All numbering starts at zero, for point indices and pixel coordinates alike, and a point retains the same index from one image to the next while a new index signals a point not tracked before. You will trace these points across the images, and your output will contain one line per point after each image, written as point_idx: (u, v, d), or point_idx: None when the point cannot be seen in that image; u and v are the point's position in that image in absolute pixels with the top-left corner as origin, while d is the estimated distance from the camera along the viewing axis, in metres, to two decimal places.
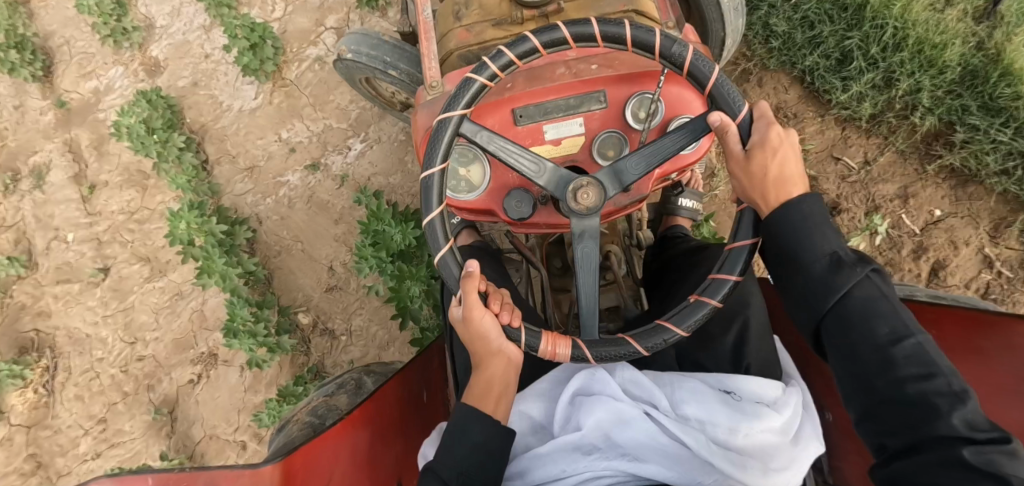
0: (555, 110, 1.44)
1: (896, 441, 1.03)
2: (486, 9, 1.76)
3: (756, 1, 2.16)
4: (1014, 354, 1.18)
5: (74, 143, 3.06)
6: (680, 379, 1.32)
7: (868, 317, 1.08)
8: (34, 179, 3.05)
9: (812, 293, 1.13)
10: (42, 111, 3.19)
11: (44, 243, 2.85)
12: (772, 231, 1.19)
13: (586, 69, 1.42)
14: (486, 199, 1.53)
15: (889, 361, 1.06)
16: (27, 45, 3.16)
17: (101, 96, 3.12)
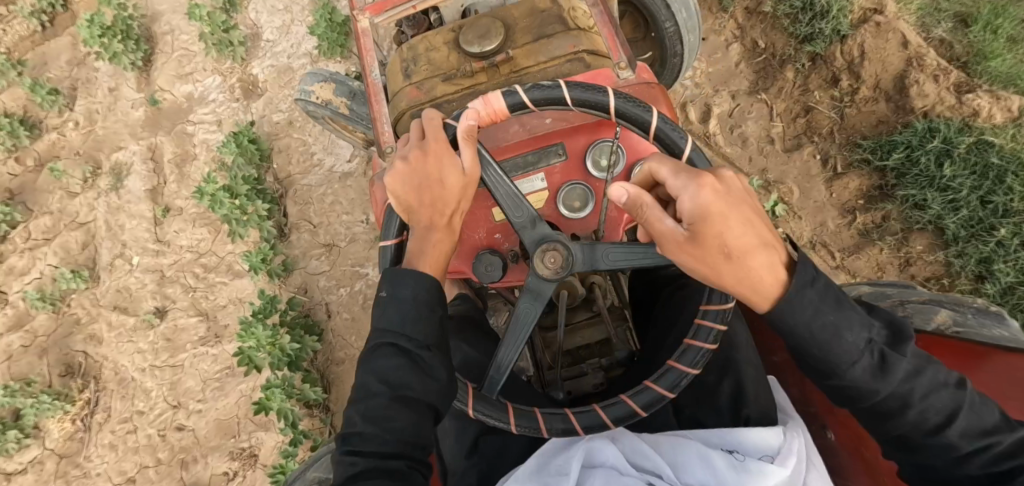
0: (514, 169, 1.44)
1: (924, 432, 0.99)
2: (432, 62, 1.80)
3: (984, 231, 1.86)
4: (1013, 373, 1.24)
5: (157, 150, 2.91)
6: (679, 443, 1.08)
7: (819, 343, 0.97)
8: (113, 179, 2.94)
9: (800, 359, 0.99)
10: (135, 104, 3.10)
11: (109, 257, 2.72)
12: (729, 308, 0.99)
13: (540, 124, 1.43)
14: (457, 263, 1.49)
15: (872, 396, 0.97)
16: (132, 33, 3.14)
17: (193, 104, 2.99)
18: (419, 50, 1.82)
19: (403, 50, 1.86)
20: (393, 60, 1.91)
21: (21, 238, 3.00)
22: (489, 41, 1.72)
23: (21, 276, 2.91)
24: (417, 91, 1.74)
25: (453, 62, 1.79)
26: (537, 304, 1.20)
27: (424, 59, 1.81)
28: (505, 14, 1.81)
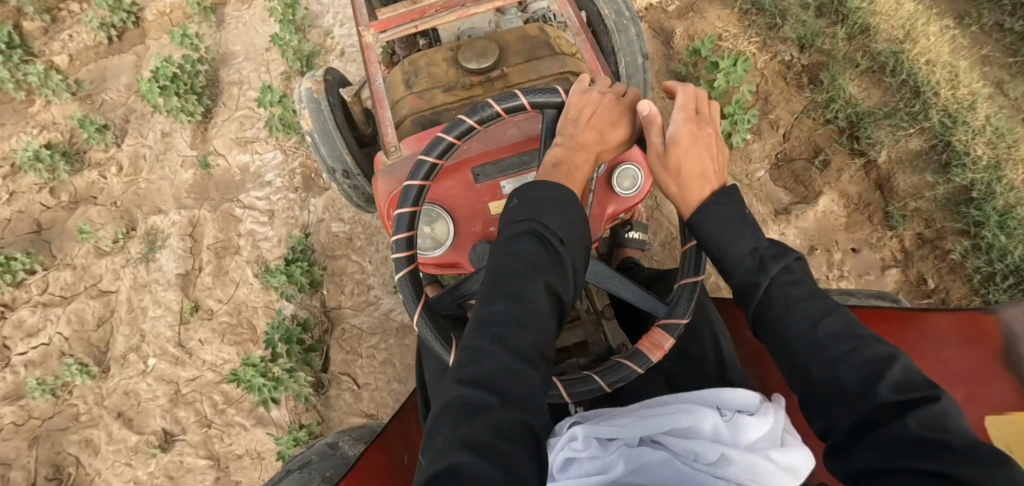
0: (508, 169, 1.61)
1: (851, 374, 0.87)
2: (434, 75, 2.09)
3: None
4: (935, 341, 1.32)
5: (198, 229, 2.58)
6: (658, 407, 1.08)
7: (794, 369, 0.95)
8: (145, 247, 2.63)
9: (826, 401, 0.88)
10: (185, 164, 2.77)
11: (123, 348, 2.40)
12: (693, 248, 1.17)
13: (530, 129, 1.63)
14: (453, 253, 1.62)
15: (871, 382, 0.84)
16: (196, 86, 2.88)
17: (247, 177, 2.66)
18: (420, 63, 2.13)
19: (405, 64, 2.15)
20: (394, 74, 2.20)
21: (37, 288, 2.71)
22: (485, 60, 2.04)
23: (28, 336, 2.60)
24: (418, 100, 2.02)
25: (451, 76, 2.08)
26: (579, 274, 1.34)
27: (426, 71, 2.10)
28: (500, 39, 2.15)
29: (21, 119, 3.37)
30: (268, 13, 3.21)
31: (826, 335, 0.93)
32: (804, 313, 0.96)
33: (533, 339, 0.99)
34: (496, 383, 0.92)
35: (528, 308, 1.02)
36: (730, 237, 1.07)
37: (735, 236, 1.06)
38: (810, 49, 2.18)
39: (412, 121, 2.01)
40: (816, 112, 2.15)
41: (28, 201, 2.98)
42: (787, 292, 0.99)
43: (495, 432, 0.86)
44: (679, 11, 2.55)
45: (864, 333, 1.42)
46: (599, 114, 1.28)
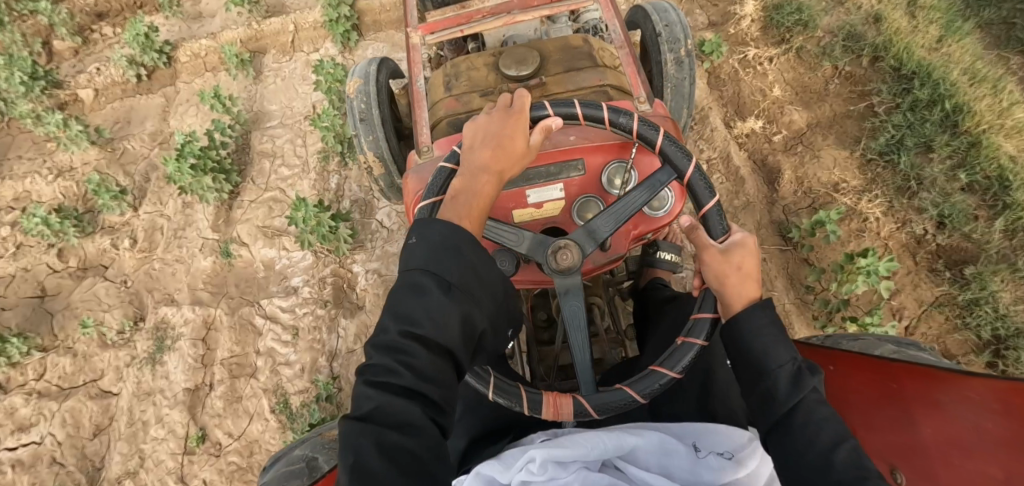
0: (535, 177, 1.49)
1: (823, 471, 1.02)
2: (474, 81, 2.10)
3: None
4: (968, 405, 1.20)
5: (212, 335, 2.30)
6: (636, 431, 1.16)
7: (799, 448, 1.05)
8: (152, 344, 2.35)
9: (796, 455, 1.05)
10: (203, 249, 2.48)
11: (118, 470, 2.16)
12: (734, 329, 1.18)
13: (564, 140, 1.50)
14: None
15: (828, 465, 1.01)
16: (224, 164, 2.57)
17: (270, 276, 2.36)
18: (463, 67, 2.14)
19: (447, 67, 2.18)
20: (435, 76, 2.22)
21: (33, 372, 2.44)
22: (525, 68, 2.03)
23: (17, 430, 2.35)
24: (456, 104, 2.03)
25: (491, 82, 2.09)
26: (576, 301, 1.32)
27: (466, 76, 2.12)
28: (541, 46, 2.13)
29: (39, 154, 3.12)
30: (311, 73, 2.94)
31: (790, 374, 1.10)
32: (815, 410, 1.07)
33: (435, 370, 1.04)
34: (392, 416, 0.98)
35: (416, 334, 1.04)
36: (770, 347, 1.13)
37: (778, 346, 1.13)
38: (952, 231, 1.86)
39: (447, 122, 2.04)
40: (951, 309, 1.82)
41: (33, 259, 2.70)
42: (794, 388, 1.09)
43: (386, 455, 0.94)
44: (784, 141, 2.19)
45: (896, 390, 1.31)
46: (499, 138, 1.31)
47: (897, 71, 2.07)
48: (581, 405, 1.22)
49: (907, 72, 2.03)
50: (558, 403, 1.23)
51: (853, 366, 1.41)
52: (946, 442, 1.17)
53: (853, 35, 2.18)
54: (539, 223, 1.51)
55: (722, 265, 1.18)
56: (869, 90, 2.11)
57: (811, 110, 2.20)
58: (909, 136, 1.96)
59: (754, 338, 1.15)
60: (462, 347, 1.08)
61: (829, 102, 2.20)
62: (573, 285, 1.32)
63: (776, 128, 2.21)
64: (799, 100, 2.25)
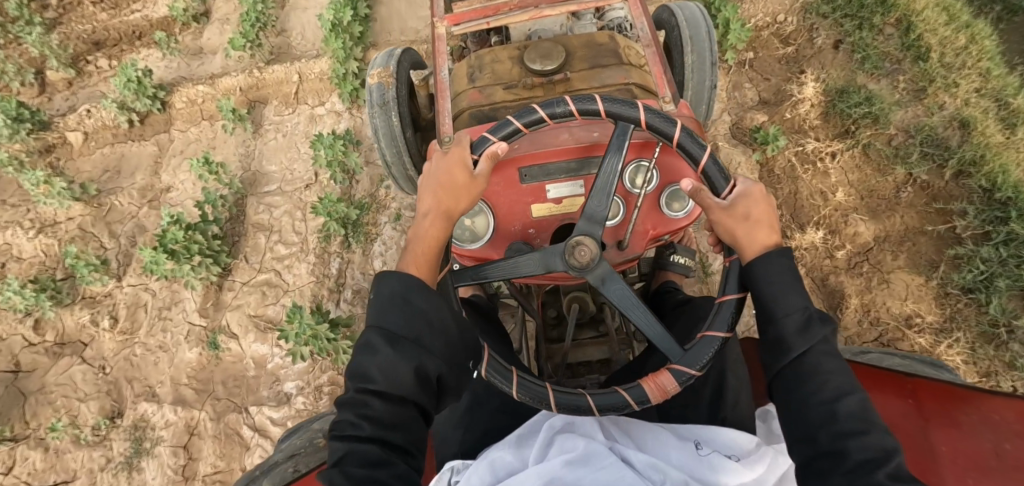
0: (555, 173, 1.61)
1: (840, 427, 1.03)
2: (499, 73, 2.13)
3: None
4: (988, 424, 1.25)
5: (195, 443, 2.10)
6: (650, 431, 1.27)
7: (816, 405, 1.06)
8: (131, 445, 2.15)
9: (809, 419, 1.06)
10: (188, 337, 2.25)
11: None
12: (754, 285, 1.16)
13: (586, 137, 1.59)
14: (492, 247, 1.63)
15: (832, 415, 1.04)
16: (213, 246, 2.30)
17: (262, 378, 2.16)
18: (487, 61, 2.17)
19: (471, 59, 2.22)
20: (458, 68, 2.27)
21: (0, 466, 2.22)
22: (549, 63, 2.07)
23: None
24: (479, 94, 2.06)
25: (515, 75, 2.12)
26: (618, 285, 1.31)
27: (490, 69, 2.16)
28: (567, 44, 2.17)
29: (21, 201, 2.87)
30: (314, 131, 2.68)
31: (804, 323, 1.12)
32: (821, 369, 1.09)
33: (392, 417, 1.10)
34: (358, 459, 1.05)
35: (368, 389, 1.10)
36: (784, 299, 1.13)
37: (791, 297, 1.14)
38: None
39: (470, 113, 2.07)
40: None
41: (8, 329, 2.46)
42: (802, 339, 1.11)
43: None
44: (847, 258, 1.96)
45: (914, 404, 1.36)
46: (437, 178, 1.31)
47: (987, 193, 1.85)
48: (622, 397, 1.19)
49: (1001, 197, 1.80)
50: (653, 377, 1.21)
51: (876, 379, 1.47)
52: (968, 459, 1.21)
53: (932, 138, 1.94)
54: (558, 217, 1.64)
55: (728, 221, 1.19)
56: (951, 208, 1.88)
57: (879, 222, 1.95)
58: (1001, 274, 1.76)
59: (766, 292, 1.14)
60: (419, 390, 1.13)
61: (901, 212, 1.95)
62: (606, 273, 1.30)
63: (838, 241, 1.97)
64: (865, 206, 1.99)
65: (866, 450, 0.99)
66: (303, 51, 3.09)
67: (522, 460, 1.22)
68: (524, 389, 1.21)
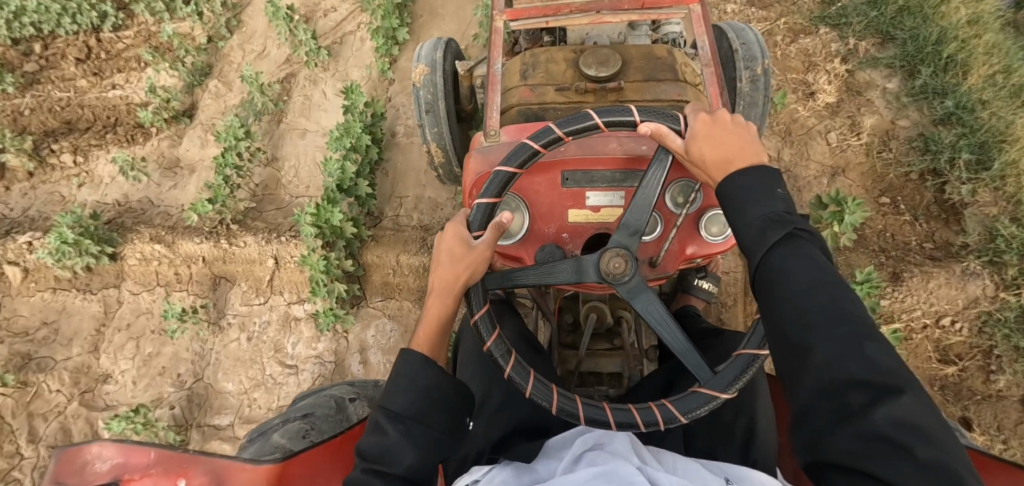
0: (599, 180, 1.40)
1: (819, 331, 0.87)
2: (551, 72, 1.88)
3: None
4: None
5: None
6: (686, 462, 1.19)
7: (795, 305, 0.91)
8: None
9: (787, 347, 0.90)
10: None
11: None
12: (763, 260, 0.98)
13: (635, 147, 1.39)
14: (520, 247, 1.43)
15: (807, 325, 0.88)
16: None
17: None
18: (541, 58, 1.90)
19: (525, 55, 1.94)
20: (509, 64, 1.99)
21: None
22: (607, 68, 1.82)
23: None
24: (531, 92, 1.84)
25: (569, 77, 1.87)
26: (647, 300, 1.26)
27: (543, 67, 1.90)
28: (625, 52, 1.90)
29: None
30: (287, 342, 2.07)
31: (781, 230, 0.98)
32: (820, 345, 0.85)
33: None
34: None
35: None
36: (780, 276, 0.94)
37: (799, 271, 0.93)
38: None
39: (516, 111, 1.84)
40: None
41: None
42: (801, 296, 0.91)
43: None
44: None
45: None
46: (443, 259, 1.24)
47: None
48: (671, 412, 1.17)
49: None
50: (728, 365, 1.19)
51: None
52: None
53: None
54: (596, 226, 1.43)
55: (714, 151, 1.16)
56: None
57: None
58: None
59: (763, 260, 0.98)
60: None
61: None
62: (639, 288, 1.26)
63: None
64: None
65: (881, 458, 0.74)
66: (292, 191, 2.43)
67: (550, 472, 1.22)
68: (539, 391, 1.21)
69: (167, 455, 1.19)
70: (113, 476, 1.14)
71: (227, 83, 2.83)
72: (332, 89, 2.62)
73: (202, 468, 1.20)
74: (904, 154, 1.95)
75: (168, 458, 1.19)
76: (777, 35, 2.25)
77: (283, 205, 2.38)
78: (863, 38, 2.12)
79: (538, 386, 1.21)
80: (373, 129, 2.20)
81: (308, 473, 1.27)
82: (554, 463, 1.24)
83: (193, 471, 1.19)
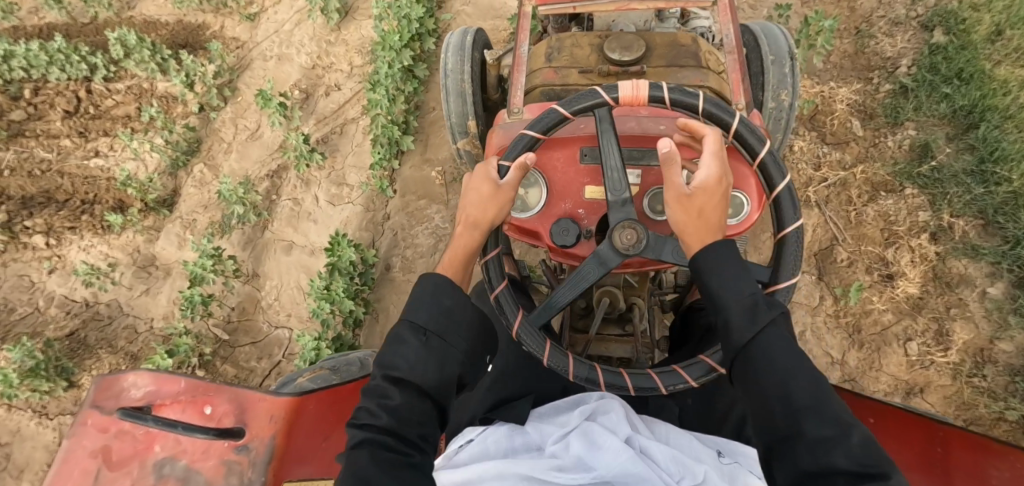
0: (617, 157, 1.20)
1: (803, 422, 0.77)
2: (575, 56, 1.64)
3: None
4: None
5: None
6: (654, 423, 1.05)
7: (782, 395, 0.80)
8: None
9: (771, 433, 0.80)
10: None
11: None
12: (747, 350, 0.84)
13: (653, 126, 1.21)
14: (536, 222, 1.24)
15: (792, 412, 0.79)
16: None
17: None
18: (566, 41, 1.67)
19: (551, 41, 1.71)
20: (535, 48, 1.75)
21: None
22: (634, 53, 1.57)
23: None
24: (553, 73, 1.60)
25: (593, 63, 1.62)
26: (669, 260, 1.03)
27: (568, 51, 1.66)
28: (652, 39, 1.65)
29: None
30: None
31: (768, 307, 0.86)
32: (811, 429, 0.76)
33: None
34: None
35: None
36: (776, 356, 0.82)
37: (783, 357, 0.83)
38: None
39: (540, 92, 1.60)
40: None
41: None
42: (783, 383, 0.81)
43: None
44: None
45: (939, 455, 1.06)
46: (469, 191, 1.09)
47: None
48: (693, 371, 0.99)
49: None
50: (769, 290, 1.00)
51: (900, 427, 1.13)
52: None
53: None
54: None
55: (706, 198, 0.95)
56: None
57: None
58: None
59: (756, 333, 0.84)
60: None
61: None
62: (655, 247, 1.03)
63: None
64: None
65: None
66: (271, 319, 2.15)
67: (543, 438, 1.02)
68: (554, 358, 1.03)
69: (197, 383, 1.16)
70: (146, 402, 1.12)
71: (213, 168, 2.53)
72: (325, 195, 2.28)
73: (225, 398, 1.16)
74: (1000, 383, 1.64)
75: (196, 387, 1.16)
76: (853, 188, 1.91)
77: (261, 337, 2.14)
78: (960, 216, 1.76)
79: (534, 340, 1.04)
80: (357, 294, 1.95)
81: (314, 422, 1.21)
82: (549, 428, 1.04)
83: (218, 399, 1.16)
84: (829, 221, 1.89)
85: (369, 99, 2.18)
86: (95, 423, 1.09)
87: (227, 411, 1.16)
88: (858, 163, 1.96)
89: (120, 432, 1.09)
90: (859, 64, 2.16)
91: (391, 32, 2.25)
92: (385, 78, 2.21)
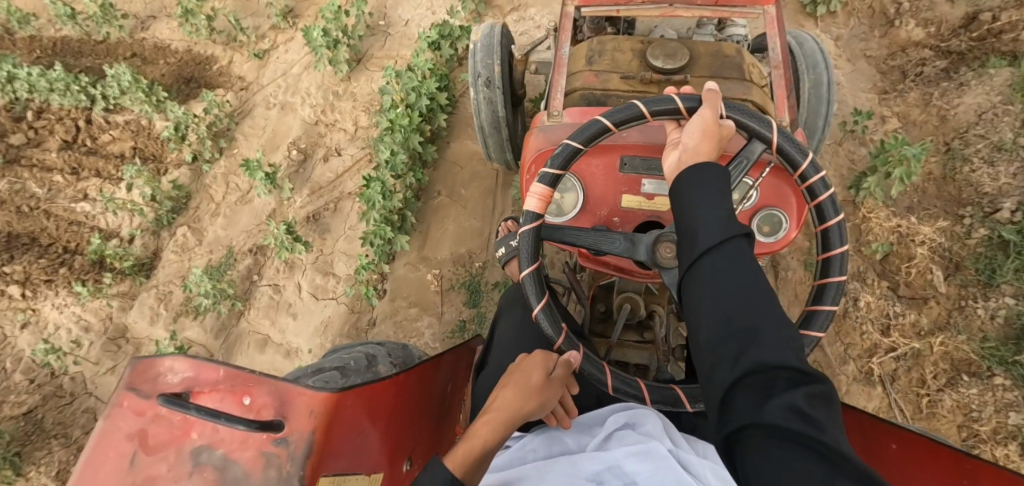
0: (657, 166, 1.12)
1: (751, 322, 0.73)
2: (618, 61, 1.34)
3: None
4: None
5: None
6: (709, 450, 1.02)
7: (740, 300, 0.75)
8: None
9: (723, 332, 0.74)
10: None
11: None
12: (716, 260, 0.78)
13: None
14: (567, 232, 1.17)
15: (748, 315, 0.74)
16: None
17: None
18: (608, 43, 1.36)
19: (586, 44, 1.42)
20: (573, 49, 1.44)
21: None
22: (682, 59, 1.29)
23: None
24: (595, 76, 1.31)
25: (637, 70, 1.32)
26: None
27: (609, 56, 1.36)
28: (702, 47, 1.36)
29: None
30: None
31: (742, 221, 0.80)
32: (722, 354, 0.73)
33: None
34: None
35: None
36: (697, 299, 0.78)
37: (748, 267, 0.77)
38: None
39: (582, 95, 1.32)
40: None
41: None
42: (741, 288, 0.76)
43: None
44: None
45: None
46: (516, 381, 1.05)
47: None
48: None
49: None
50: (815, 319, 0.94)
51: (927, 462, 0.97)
52: None
53: None
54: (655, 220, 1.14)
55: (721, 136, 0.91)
56: None
57: None
58: None
59: (684, 280, 0.81)
60: None
61: None
62: None
63: None
64: None
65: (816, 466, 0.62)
66: None
67: (581, 446, 1.02)
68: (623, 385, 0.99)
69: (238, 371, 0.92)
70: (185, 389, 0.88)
71: (197, 232, 2.31)
72: (309, 285, 2.05)
73: (268, 389, 0.93)
74: None
75: (238, 377, 0.92)
76: (927, 366, 1.62)
77: None
78: None
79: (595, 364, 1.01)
80: None
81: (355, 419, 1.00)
82: (587, 438, 1.04)
83: (260, 389, 0.93)
84: (893, 406, 1.62)
85: (362, 196, 1.91)
86: (132, 407, 0.88)
87: (268, 402, 0.92)
88: (935, 330, 1.64)
89: (159, 416, 0.88)
90: (947, 193, 1.79)
91: (399, 112, 1.99)
92: (389, 163, 1.94)
